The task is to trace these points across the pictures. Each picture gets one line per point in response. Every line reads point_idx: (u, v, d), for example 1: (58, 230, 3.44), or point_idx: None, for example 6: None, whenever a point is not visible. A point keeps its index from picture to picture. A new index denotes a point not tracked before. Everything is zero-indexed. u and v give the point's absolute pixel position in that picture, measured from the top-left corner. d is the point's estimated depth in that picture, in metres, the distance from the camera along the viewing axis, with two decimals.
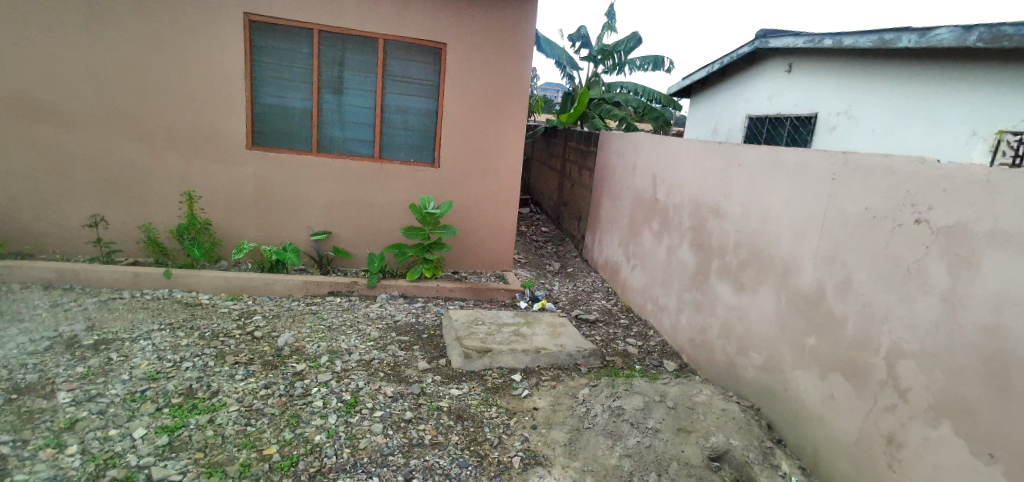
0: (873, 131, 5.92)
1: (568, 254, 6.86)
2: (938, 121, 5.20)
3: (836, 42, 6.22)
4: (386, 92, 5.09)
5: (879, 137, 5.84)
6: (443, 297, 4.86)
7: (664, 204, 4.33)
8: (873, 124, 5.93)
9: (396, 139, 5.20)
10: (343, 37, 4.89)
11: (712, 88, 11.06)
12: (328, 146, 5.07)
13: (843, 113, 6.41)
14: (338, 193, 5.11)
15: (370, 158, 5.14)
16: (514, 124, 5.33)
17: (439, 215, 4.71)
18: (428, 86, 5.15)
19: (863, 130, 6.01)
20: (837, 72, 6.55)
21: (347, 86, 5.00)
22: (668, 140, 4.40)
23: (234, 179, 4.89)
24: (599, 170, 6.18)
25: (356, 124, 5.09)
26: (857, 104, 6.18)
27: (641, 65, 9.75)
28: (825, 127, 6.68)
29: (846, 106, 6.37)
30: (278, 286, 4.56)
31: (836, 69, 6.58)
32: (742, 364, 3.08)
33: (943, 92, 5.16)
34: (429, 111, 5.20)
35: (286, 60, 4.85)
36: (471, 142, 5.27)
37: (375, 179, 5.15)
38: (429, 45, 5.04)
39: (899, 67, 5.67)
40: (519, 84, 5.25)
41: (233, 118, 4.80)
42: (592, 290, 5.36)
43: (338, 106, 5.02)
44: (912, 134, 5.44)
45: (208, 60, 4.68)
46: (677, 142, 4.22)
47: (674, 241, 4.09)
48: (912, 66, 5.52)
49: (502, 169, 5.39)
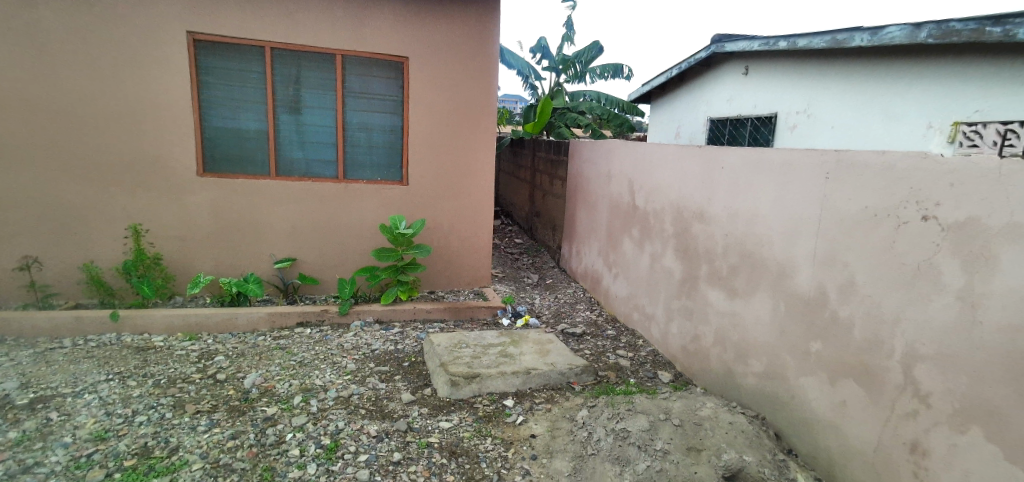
0: (832, 127, 5.99)
1: (545, 264, 6.70)
2: (894, 116, 5.27)
3: (793, 44, 6.24)
4: (346, 109, 4.85)
5: (839, 133, 5.91)
6: (420, 319, 4.60)
7: (644, 211, 4.22)
8: (832, 120, 6.00)
9: (360, 157, 4.95)
10: (298, 54, 4.64)
11: (672, 93, 11.17)
12: (287, 169, 4.79)
13: (802, 112, 6.50)
14: (301, 217, 4.81)
15: (333, 179, 4.87)
16: (483, 136, 5.15)
17: (411, 235, 4.48)
18: (391, 101, 4.93)
19: (822, 127, 6.08)
20: (794, 71, 6.63)
21: (304, 104, 4.74)
22: (643, 145, 4.31)
23: (186, 209, 4.55)
24: (572, 178, 6.06)
25: (316, 144, 4.83)
26: (814, 102, 6.26)
27: (601, 73, 9.76)
28: (786, 126, 6.77)
29: (804, 105, 6.45)
30: (240, 321, 4.23)
31: (793, 68, 6.66)
32: (741, 372, 2.95)
33: (897, 87, 5.23)
34: (394, 127, 4.98)
35: (237, 80, 4.56)
36: (440, 157, 5.07)
37: (340, 200, 4.88)
38: (389, 58, 4.83)
39: (854, 63, 5.72)
40: (486, 95, 5.09)
41: (181, 144, 4.47)
42: (574, 301, 5.21)
43: (296, 127, 4.75)
44: (871, 128, 5.51)
45: (151, 83, 4.35)
46: (653, 146, 4.11)
47: (657, 247, 3.97)
48: (864, 63, 5.59)
49: (474, 183, 5.20)
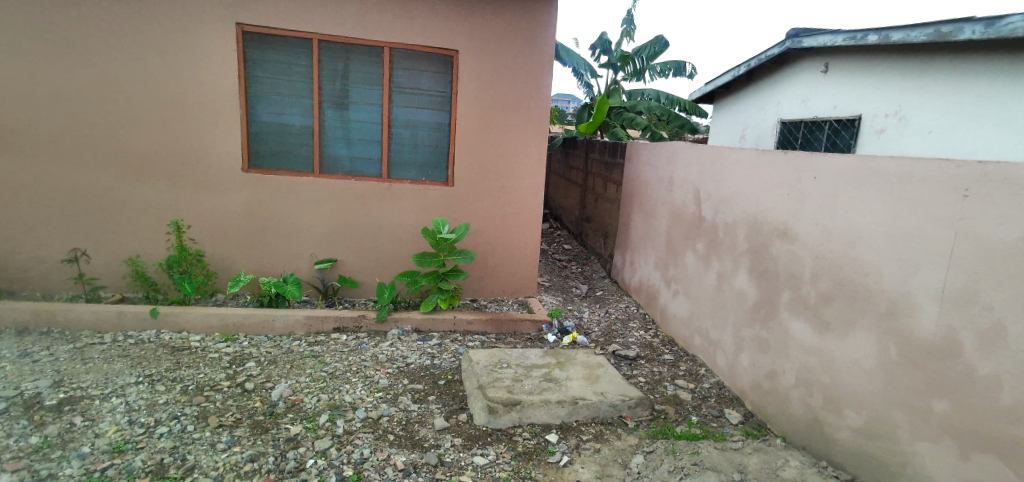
0: (928, 132, 5.33)
1: (594, 274, 6.33)
2: (1009, 120, 4.63)
3: (881, 37, 5.60)
4: (392, 106, 4.63)
5: (935, 139, 5.27)
6: (461, 330, 4.34)
7: (710, 223, 3.79)
8: (929, 124, 5.35)
9: (405, 156, 4.73)
10: (345, 47, 4.46)
11: (737, 93, 10.51)
12: (331, 166, 4.62)
13: (892, 114, 5.80)
14: (343, 216, 4.64)
15: (377, 178, 4.68)
16: (535, 137, 4.83)
17: (453, 240, 4.21)
18: (439, 98, 4.69)
19: (917, 132, 5.43)
20: (882, 69, 5.98)
21: (350, 100, 4.56)
22: (712, 150, 3.87)
23: (231, 206, 4.46)
24: (628, 183, 5.65)
25: (361, 141, 4.64)
26: (908, 103, 5.59)
27: (662, 72, 9.21)
28: (871, 130, 6.02)
29: (896, 106, 5.72)
30: (278, 323, 4.09)
31: (881, 67, 6.00)
32: (833, 424, 2.58)
33: (1014, 88, 4.59)
34: (441, 126, 4.74)
35: (283, 74, 4.43)
36: (488, 158, 4.78)
37: (384, 201, 4.68)
38: (438, 52, 4.59)
39: (959, 60, 5.11)
40: (540, 93, 4.76)
41: (227, 139, 4.37)
42: (626, 318, 4.83)
43: (341, 123, 4.58)
44: (977, 133, 4.88)
45: (199, 76, 4.26)
46: (724, 152, 3.70)
47: (725, 266, 3.56)
48: (974, 62, 4.97)
49: (523, 186, 4.89)
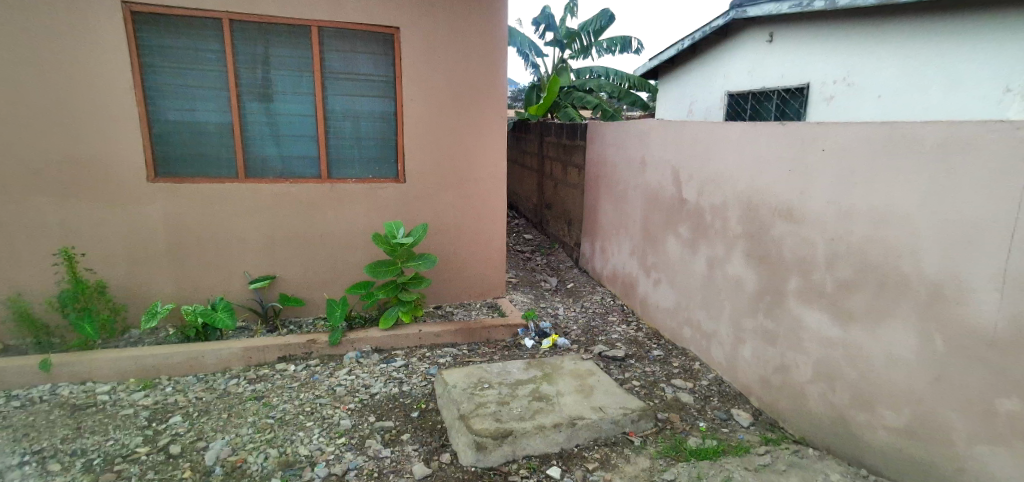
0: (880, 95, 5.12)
1: (561, 265, 5.95)
2: (960, 82, 4.42)
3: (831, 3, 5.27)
4: (326, 95, 4.03)
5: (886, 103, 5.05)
6: (427, 345, 3.86)
7: (695, 205, 3.46)
8: (879, 88, 5.14)
9: (344, 152, 4.14)
10: (264, 28, 3.82)
11: (681, 67, 10.35)
12: (259, 169, 3.99)
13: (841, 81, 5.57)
14: (279, 226, 4.03)
15: (316, 179, 4.08)
16: (491, 121, 4.36)
17: (410, 245, 3.70)
18: (380, 83, 4.13)
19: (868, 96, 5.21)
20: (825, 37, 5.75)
21: (275, 90, 3.93)
22: (690, 125, 3.52)
23: (138, 225, 3.76)
24: (592, 166, 5.28)
25: (293, 137, 4.02)
26: (856, 68, 5.34)
27: (608, 47, 8.89)
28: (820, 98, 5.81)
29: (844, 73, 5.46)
30: (210, 360, 3.48)
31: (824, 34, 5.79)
32: (863, 424, 2.28)
33: (963, 48, 4.40)
34: (385, 114, 4.18)
35: (191, 64, 3.74)
36: (441, 148, 4.28)
37: (325, 204, 4.10)
38: (376, 30, 4.02)
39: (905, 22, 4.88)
40: (493, 73, 4.29)
41: (128, 144, 3.67)
42: (603, 311, 4.48)
43: (267, 118, 3.95)
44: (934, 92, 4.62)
45: (86, 69, 3.53)
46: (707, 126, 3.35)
47: (718, 254, 3.23)
48: (919, 24, 4.76)
49: (482, 177, 4.43)
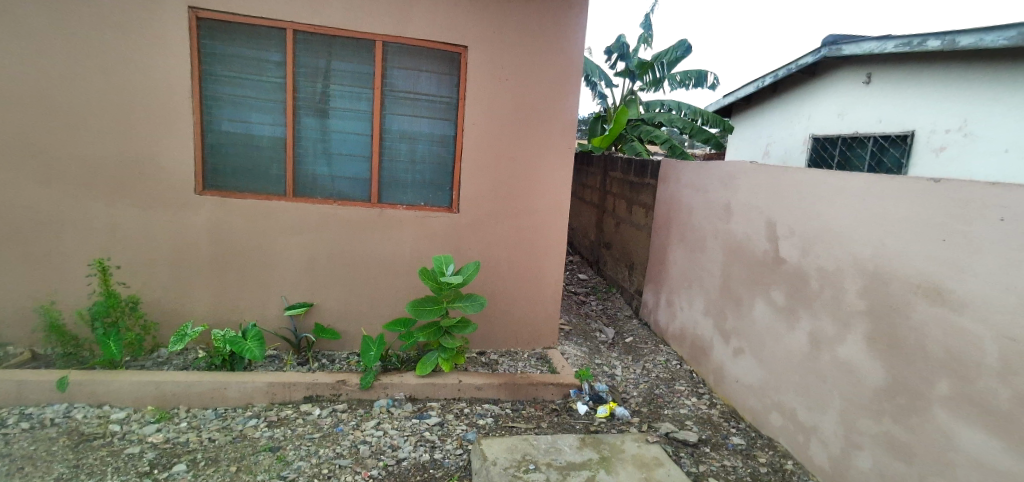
0: (1008, 148, 5.33)
1: (618, 313, 5.43)
2: None
3: (947, 41, 5.69)
4: (385, 113, 3.75)
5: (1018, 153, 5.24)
6: (466, 397, 3.45)
7: (799, 268, 2.91)
8: (1006, 141, 5.37)
9: (399, 175, 3.85)
10: (326, 40, 3.59)
11: (758, 107, 9.72)
12: (307, 187, 3.73)
13: (955, 130, 5.90)
14: (322, 250, 3.74)
15: (365, 202, 3.79)
16: (558, 152, 3.95)
17: (458, 285, 3.31)
18: (443, 105, 3.83)
19: (994, 147, 5.46)
20: (928, 92, 6.26)
21: (332, 106, 3.68)
22: (795, 173, 3.00)
23: (178, 238, 3.55)
24: (663, 209, 4.78)
25: (345, 156, 3.75)
26: (976, 118, 5.68)
27: (682, 81, 8.31)
28: (931, 148, 6.16)
29: (962, 120, 5.83)
30: (231, 393, 3.17)
31: (914, 93, 6.45)
32: None
33: None
34: (445, 138, 3.87)
35: (249, 74, 3.55)
36: (501, 179, 3.91)
37: (372, 231, 3.78)
38: (443, 48, 3.73)
39: None
40: (565, 100, 3.90)
41: (177, 153, 3.48)
42: (668, 379, 3.95)
43: (320, 134, 3.70)
44: (981, 163, 5.61)
45: (144, 74, 3.39)
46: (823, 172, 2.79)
47: (831, 334, 2.68)
48: None
49: (543, 212, 4.01)
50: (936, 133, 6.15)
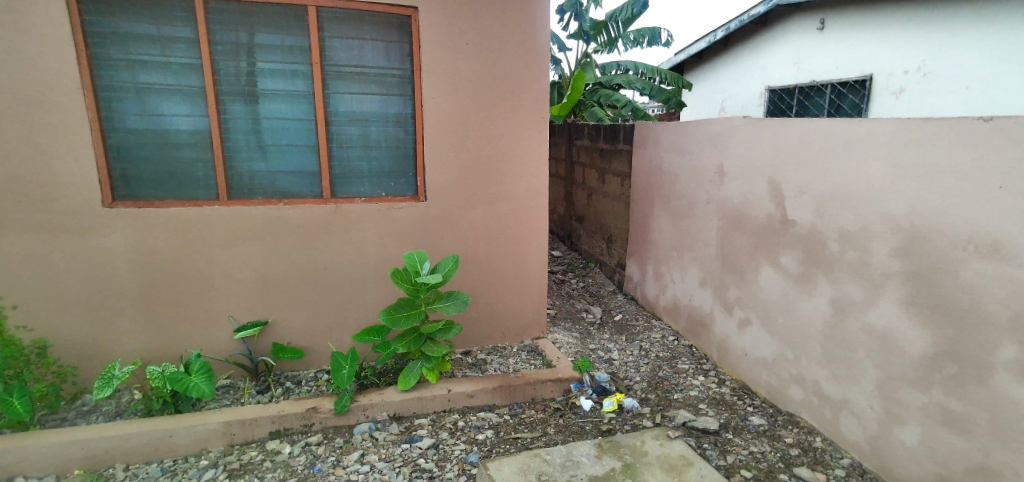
0: (971, 86, 5.30)
1: (601, 290, 5.15)
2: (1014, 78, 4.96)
3: None
4: (328, 93, 3.24)
5: (981, 91, 5.22)
6: (458, 408, 3.07)
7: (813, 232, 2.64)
8: (967, 78, 5.33)
9: (352, 164, 3.36)
10: (247, 11, 3.04)
11: (711, 62, 9.55)
12: (245, 187, 3.20)
13: (914, 71, 5.85)
14: (273, 259, 3.23)
15: (316, 199, 3.29)
16: (531, 126, 3.58)
17: (436, 284, 2.87)
18: (394, 79, 3.34)
19: (955, 86, 5.42)
20: (884, 33, 6.17)
21: (262, 89, 3.13)
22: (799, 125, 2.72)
23: (90, 262, 2.96)
24: (641, 177, 4.48)
25: (287, 147, 3.23)
26: (934, 58, 5.62)
27: (636, 40, 7.96)
28: (890, 91, 6.12)
29: (921, 61, 5.76)
30: (180, 441, 2.68)
31: (870, 35, 6.36)
32: None
33: None
34: (401, 118, 3.39)
35: (154, 57, 2.95)
36: (471, 159, 3.49)
37: (328, 231, 3.29)
38: (388, 12, 3.24)
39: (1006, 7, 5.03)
40: (533, 66, 3.51)
41: (74, 160, 2.87)
42: (670, 358, 3.67)
43: (253, 124, 3.16)
44: (942, 102, 5.58)
45: (19, 65, 2.74)
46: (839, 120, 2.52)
47: (860, 300, 2.43)
48: None
49: (520, 193, 3.64)
50: (894, 76, 6.10)
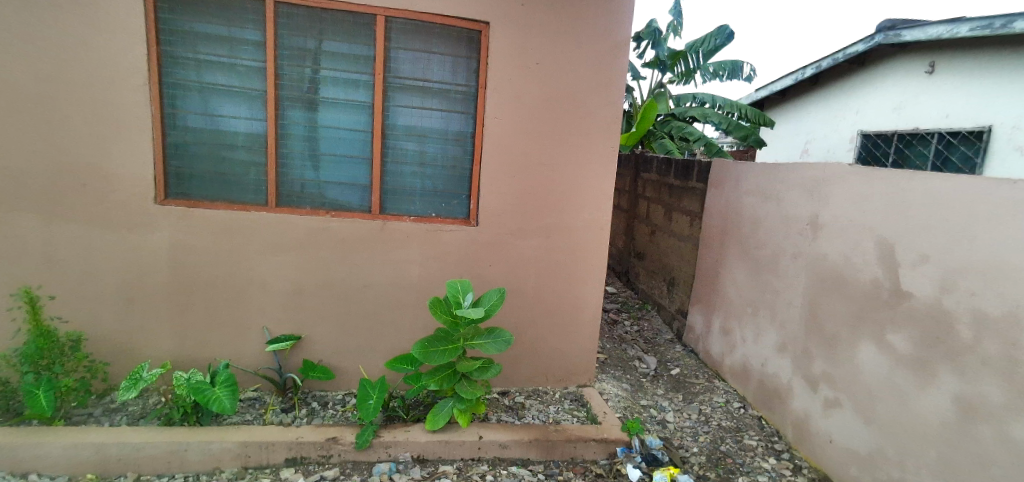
0: None
1: (658, 337, 4.73)
2: None
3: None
4: (388, 106, 3.09)
5: None
6: (488, 457, 2.81)
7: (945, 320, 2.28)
8: None
9: (405, 181, 3.19)
10: (316, 16, 2.94)
11: (795, 101, 8.94)
12: (294, 196, 3.09)
13: None
14: (314, 272, 3.10)
15: (364, 214, 3.14)
16: (599, 155, 3.29)
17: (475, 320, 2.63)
18: (458, 95, 3.16)
19: None
20: (1010, 81, 5.50)
21: (322, 96, 3.02)
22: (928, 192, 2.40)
23: (134, 258, 2.92)
24: (715, 220, 4.08)
25: (340, 158, 3.10)
26: None
27: (715, 73, 7.48)
28: (1013, 146, 5.44)
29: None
30: (192, 457, 2.53)
31: (992, 82, 5.70)
32: None
33: None
34: (461, 136, 3.20)
35: (222, 57, 2.90)
36: (530, 186, 3.24)
37: (373, 248, 3.13)
38: (458, 25, 3.07)
39: None
40: (607, 91, 3.24)
41: (132, 155, 2.85)
42: (734, 430, 3.31)
43: (308, 131, 3.05)
44: None
45: (91, 58, 2.76)
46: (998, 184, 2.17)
47: (999, 407, 2.09)
48: None
49: (579, 227, 3.35)
50: (1018, 129, 5.42)
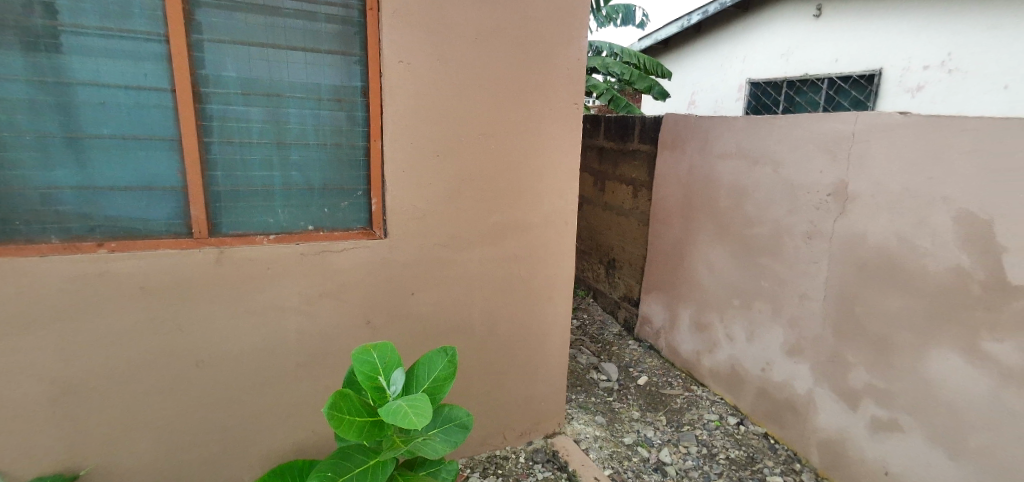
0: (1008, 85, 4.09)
1: (604, 333, 3.90)
2: None
3: None
4: (197, 42, 1.73)
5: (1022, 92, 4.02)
6: None
7: None
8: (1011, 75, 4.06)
9: (252, 175, 1.87)
10: None
11: (677, 50, 8.47)
12: (22, 220, 1.65)
13: (937, 65, 4.59)
14: (102, 349, 1.76)
15: (180, 239, 1.80)
16: (557, 117, 2.26)
17: (406, 406, 1.46)
18: (330, 24, 1.87)
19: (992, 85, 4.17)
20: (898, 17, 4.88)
21: (56, 23, 1.60)
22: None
23: None
24: (673, 191, 3.28)
25: (116, 141, 1.70)
26: (965, 48, 4.36)
27: (608, 19, 6.66)
28: (905, 89, 4.86)
29: (947, 53, 4.49)
30: None
31: (880, 19, 5.04)
32: None
33: None
34: (340, 93, 1.93)
35: None
36: (462, 169, 2.12)
37: (212, 297, 1.84)
38: None
39: None
40: (561, 21, 2.17)
41: None
42: (747, 463, 2.54)
43: (35, 93, 1.61)
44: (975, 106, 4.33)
45: None
46: None
47: None
48: None
49: (534, 225, 2.32)
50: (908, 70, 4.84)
